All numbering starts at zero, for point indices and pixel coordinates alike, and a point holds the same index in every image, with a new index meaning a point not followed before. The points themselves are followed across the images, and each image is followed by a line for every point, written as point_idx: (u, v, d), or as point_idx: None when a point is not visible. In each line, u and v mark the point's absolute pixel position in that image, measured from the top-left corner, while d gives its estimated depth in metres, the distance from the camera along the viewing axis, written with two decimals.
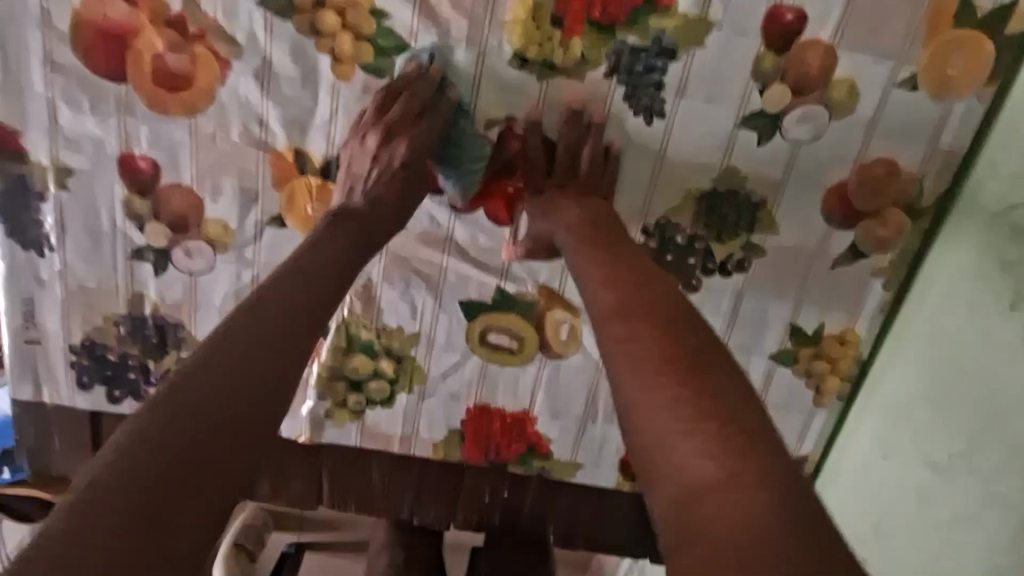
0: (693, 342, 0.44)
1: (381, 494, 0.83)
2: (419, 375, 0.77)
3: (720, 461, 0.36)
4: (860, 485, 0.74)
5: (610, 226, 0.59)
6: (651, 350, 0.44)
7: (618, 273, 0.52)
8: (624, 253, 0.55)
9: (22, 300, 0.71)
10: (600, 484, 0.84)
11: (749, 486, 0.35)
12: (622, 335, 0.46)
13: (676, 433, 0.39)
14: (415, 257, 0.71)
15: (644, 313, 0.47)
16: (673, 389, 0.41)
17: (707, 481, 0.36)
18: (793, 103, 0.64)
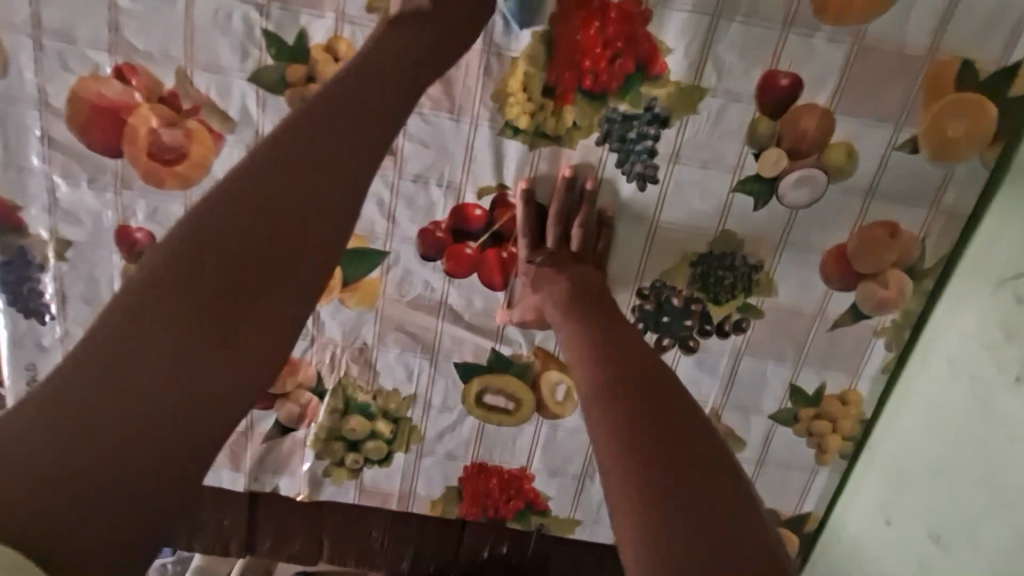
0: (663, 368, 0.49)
1: (382, 552, 0.84)
2: (416, 436, 0.77)
3: (690, 470, 0.41)
4: (863, 548, 0.72)
5: (600, 296, 0.59)
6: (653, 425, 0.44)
7: (616, 341, 0.52)
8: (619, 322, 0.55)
9: (25, 366, 0.72)
10: (599, 540, 0.83)
11: (715, 494, 0.40)
12: (624, 400, 0.45)
13: (651, 432, 0.43)
14: (410, 322, 0.71)
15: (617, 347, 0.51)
16: (650, 403, 0.45)
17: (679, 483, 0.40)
18: (790, 168, 0.62)
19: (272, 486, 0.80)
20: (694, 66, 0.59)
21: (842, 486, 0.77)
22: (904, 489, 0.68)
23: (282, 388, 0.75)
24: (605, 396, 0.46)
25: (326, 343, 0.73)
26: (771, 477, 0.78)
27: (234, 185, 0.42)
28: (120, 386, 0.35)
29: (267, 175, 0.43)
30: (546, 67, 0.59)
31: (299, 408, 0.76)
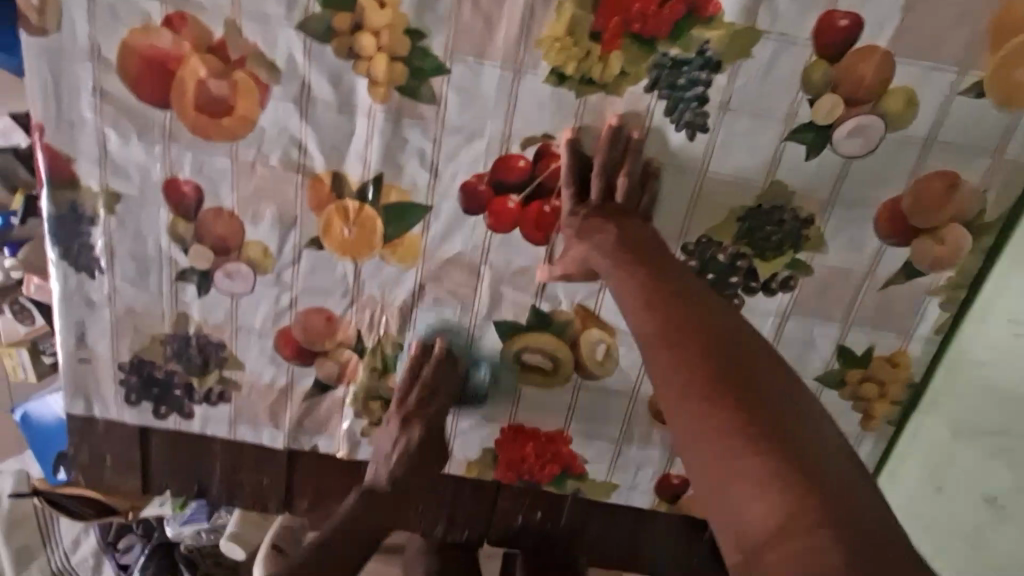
0: (744, 364, 0.45)
1: (415, 515, 0.84)
2: (454, 396, 0.77)
3: (778, 501, 0.38)
4: (908, 511, 0.72)
5: (654, 249, 0.57)
6: (702, 393, 0.44)
7: (663, 299, 0.51)
8: (667, 274, 0.53)
9: (75, 321, 0.74)
10: (634, 506, 0.83)
11: (807, 527, 0.37)
12: (671, 372, 0.46)
13: (731, 460, 0.41)
14: (449, 280, 0.71)
15: (693, 336, 0.47)
16: (729, 422, 0.42)
17: (764, 520, 0.38)
18: (845, 115, 0.60)
19: (311, 444, 0.81)
20: (750, 7, 0.57)
21: (889, 451, 0.75)
22: (957, 454, 0.67)
23: (322, 347, 0.75)
24: (656, 370, 0.47)
25: (365, 302, 0.72)
26: None
27: None
28: None
29: None
30: (595, 12, 0.58)
31: (338, 366, 0.76)
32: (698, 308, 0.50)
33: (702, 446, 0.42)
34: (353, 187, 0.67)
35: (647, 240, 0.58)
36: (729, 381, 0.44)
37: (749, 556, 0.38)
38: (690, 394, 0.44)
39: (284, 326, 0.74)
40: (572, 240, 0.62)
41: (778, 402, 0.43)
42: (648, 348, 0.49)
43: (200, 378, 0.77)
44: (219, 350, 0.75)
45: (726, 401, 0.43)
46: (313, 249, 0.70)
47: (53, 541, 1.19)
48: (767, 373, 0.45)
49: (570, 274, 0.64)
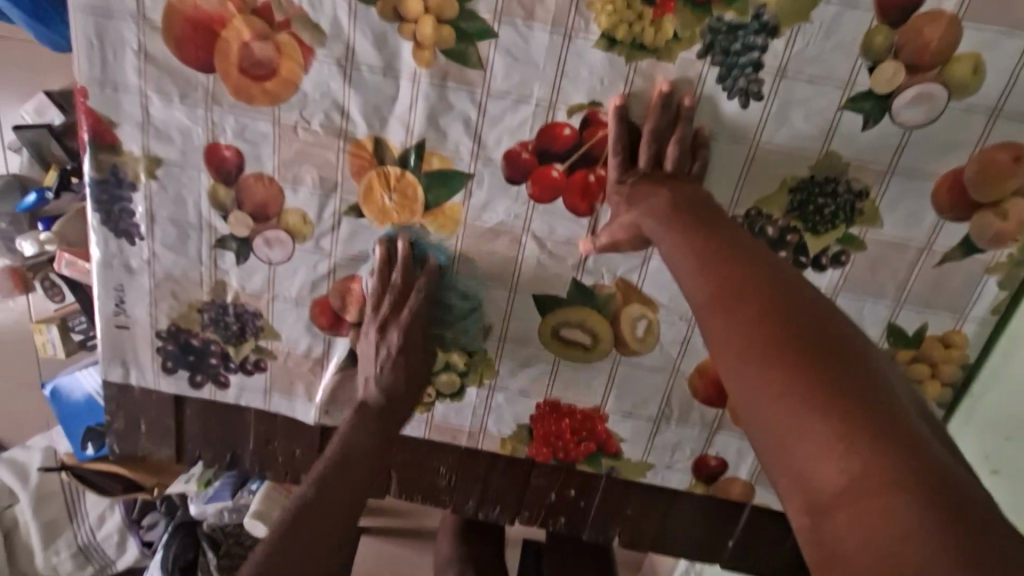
0: (805, 321, 0.43)
1: (447, 491, 0.84)
2: (490, 370, 0.76)
3: (847, 460, 0.36)
4: None
5: (705, 212, 0.54)
6: (761, 353, 0.42)
7: (715, 260, 0.49)
8: (719, 236, 0.51)
9: (113, 287, 0.74)
10: (669, 487, 0.81)
11: (880, 485, 0.35)
12: (728, 334, 0.44)
13: (794, 420, 0.39)
14: (489, 251, 0.70)
15: (749, 296, 0.45)
16: (790, 380, 0.40)
17: (833, 480, 0.36)
18: (906, 83, 0.58)
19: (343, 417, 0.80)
20: None
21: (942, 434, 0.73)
22: (1016, 436, 0.64)
23: (359, 318, 0.74)
24: (711, 334, 0.46)
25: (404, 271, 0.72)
26: None
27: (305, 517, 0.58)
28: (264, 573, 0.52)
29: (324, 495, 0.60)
30: None
31: None
32: (752, 265, 0.47)
33: (764, 407, 0.40)
34: (395, 154, 0.66)
35: (696, 202, 0.56)
36: (791, 337, 0.42)
37: (820, 517, 0.37)
38: (748, 355, 0.42)
39: (321, 295, 0.73)
40: (620, 211, 0.60)
41: (844, 359, 0.41)
42: (701, 311, 0.47)
43: (236, 346, 0.77)
44: (255, 319, 0.75)
45: (787, 359, 0.41)
46: (352, 217, 0.69)
47: (79, 517, 1.22)
48: (831, 330, 0.43)
49: (617, 244, 0.63)
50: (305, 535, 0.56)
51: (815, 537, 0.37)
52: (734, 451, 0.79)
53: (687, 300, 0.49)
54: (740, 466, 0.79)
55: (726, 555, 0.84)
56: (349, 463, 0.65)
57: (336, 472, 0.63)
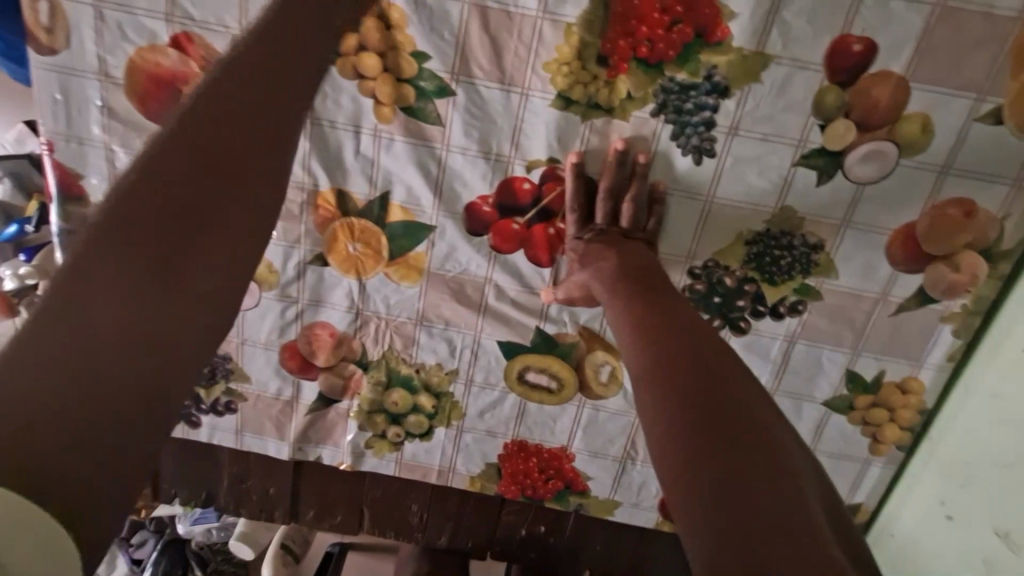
0: (732, 383, 0.44)
1: (420, 527, 0.86)
2: (457, 412, 0.77)
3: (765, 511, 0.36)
4: (916, 539, 0.71)
5: (650, 275, 0.57)
6: (690, 404, 0.42)
7: (660, 334, 0.49)
8: (660, 300, 0.53)
9: None
10: (637, 525, 0.82)
11: (792, 536, 0.35)
12: (664, 406, 0.43)
13: (718, 464, 0.38)
14: (455, 298, 0.70)
15: (681, 355, 0.46)
16: (716, 430, 0.40)
17: (750, 523, 0.35)
18: (857, 142, 0.59)
19: (315, 455, 0.81)
20: (760, 31, 0.55)
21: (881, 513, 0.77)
22: (970, 483, 0.65)
23: (328, 362, 0.75)
24: (646, 403, 0.44)
25: (369, 317, 0.72)
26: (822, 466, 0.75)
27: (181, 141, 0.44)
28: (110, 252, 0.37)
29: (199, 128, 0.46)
30: (602, 35, 0.57)
31: (342, 380, 0.76)
32: (694, 345, 0.47)
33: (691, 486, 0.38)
34: (359, 204, 0.66)
35: (643, 272, 0.56)
36: (716, 391, 0.43)
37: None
38: (682, 432, 0.41)
39: (290, 340, 0.74)
40: (575, 267, 0.61)
41: (761, 422, 0.42)
42: (641, 381, 0.46)
43: (207, 389, 0.78)
44: (226, 363, 0.76)
45: (712, 413, 0.41)
46: (318, 264, 0.70)
47: None
48: (753, 396, 0.44)
49: (574, 300, 0.65)
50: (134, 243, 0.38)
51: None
52: None
53: (627, 366, 0.48)
54: None
55: None
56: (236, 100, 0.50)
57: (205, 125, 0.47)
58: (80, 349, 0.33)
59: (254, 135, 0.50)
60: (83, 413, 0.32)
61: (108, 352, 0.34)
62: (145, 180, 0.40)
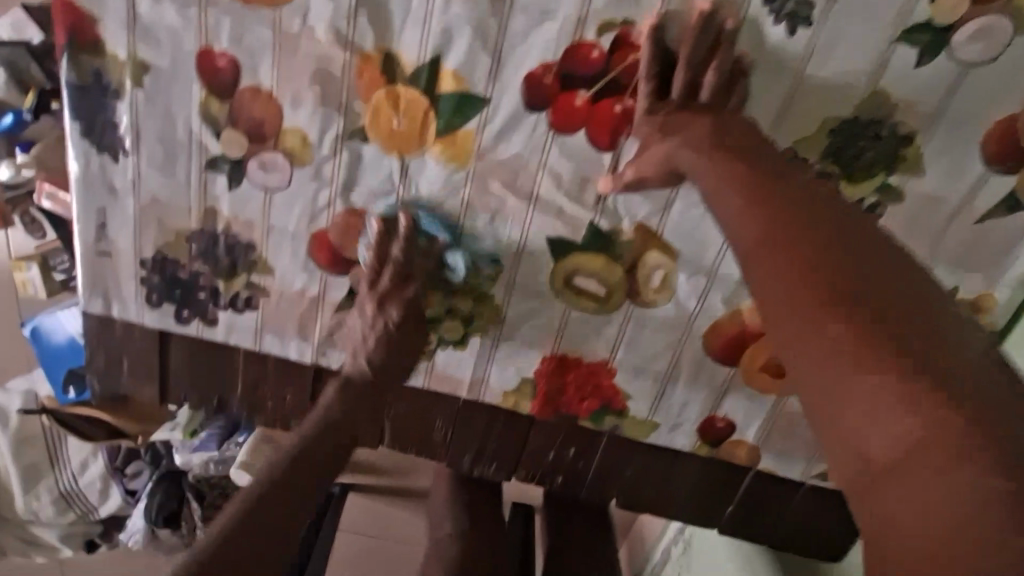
0: (855, 251, 0.42)
1: (443, 446, 0.81)
2: (495, 318, 0.72)
3: (894, 386, 0.35)
4: None
5: (744, 138, 0.51)
6: (809, 284, 0.41)
7: (760, 203, 0.46)
8: (768, 165, 0.48)
9: (94, 209, 0.69)
10: (674, 447, 0.78)
11: (927, 408, 0.34)
12: (773, 286, 0.42)
13: (841, 348, 0.38)
14: (505, 186, 0.65)
15: (798, 226, 0.44)
16: (838, 309, 0.39)
17: (876, 401, 0.36)
18: (968, 15, 0.53)
19: (339, 361, 0.76)
20: None
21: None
22: None
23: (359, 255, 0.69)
24: (754, 284, 0.44)
25: (409, 206, 0.67)
26: None
27: (325, 435, 0.68)
28: (252, 512, 0.58)
29: (308, 453, 0.66)
30: None
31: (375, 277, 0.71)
32: (800, 212, 0.44)
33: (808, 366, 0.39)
34: (407, 71, 0.60)
35: (736, 132, 0.51)
36: (839, 266, 0.41)
37: (869, 485, 0.35)
38: (797, 311, 0.41)
39: (320, 229, 0.68)
40: (654, 139, 0.56)
41: (893, 289, 0.40)
42: (747, 258, 0.45)
43: (226, 281, 0.72)
44: (248, 253, 0.70)
45: (835, 291, 0.40)
46: (356, 141, 0.64)
47: (61, 464, 1.39)
48: (880, 259, 0.42)
49: (644, 179, 0.58)
50: (273, 503, 0.60)
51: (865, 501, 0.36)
52: (744, 413, 0.74)
53: (727, 241, 0.47)
54: (750, 430, 0.75)
55: (723, 520, 0.82)
56: (353, 390, 0.71)
57: (326, 431, 0.68)
58: (250, 531, 0.57)
59: (329, 451, 0.68)
60: (243, 551, 0.56)
61: (268, 522, 0.59)
62: (273, 491, 0.61)
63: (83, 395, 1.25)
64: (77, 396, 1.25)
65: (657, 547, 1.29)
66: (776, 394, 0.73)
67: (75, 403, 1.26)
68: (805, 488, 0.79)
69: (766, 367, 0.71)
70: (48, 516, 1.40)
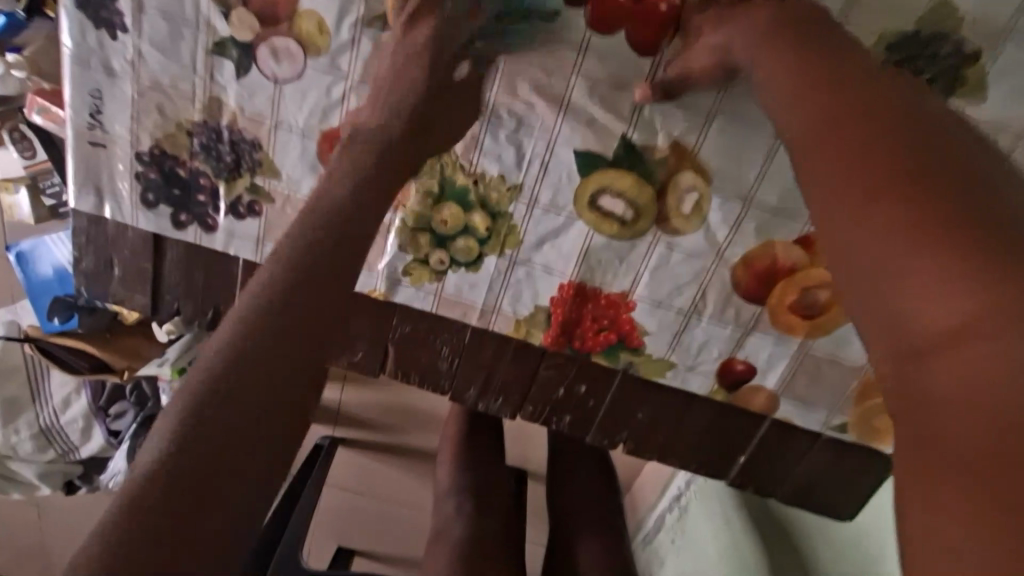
0: (931, 139, 0.38)
1: (448, 376, 0.78)
2: (513, 239, 0.68)
3: (966, 271, 0.33)
4: None
5: (811, 28, 0.47)
6: (874, 173, 0.38)
7: (812, 92, 0.43)
8: (838, 57, 0.45)
9: (89, 93, 0.64)
10: (688, 390, 0.76)
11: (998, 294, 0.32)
12: (823, 176, 0.41)
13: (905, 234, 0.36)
14: (534, 90, 0.61)
15: (868, 115, 0.40)
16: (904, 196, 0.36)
17: (941, 289, 0.33)
18: None
19: None
20: None
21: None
22: None
23: None
24: (802, 179, 0.43)
25: None
26: None
27: None
28: None
29: None
30: None
31: None
32: (858, 97, 0.42)
33: (855, 251, 0.38)
34: None
35: (802, 24, 0.47)
36: (911, 153, 0.38)
37: (911, 362, 0.34)
38: (862, 203, 0.38)
39: (331, 127, 0.64)
40: (707, 28, 0.53)
41: (975, 176, 0.36)
42: (796, 152, 0.43)
43: (228, 182, 0.67)
44: (253, 151, 0.66)
45: (904, 178, 0.37)
46: (377, 30, 0.59)
47: (44, 397, 1.34)
48: (962, 148, 0.38)
49: (691, 75, 0.55)
50: None
51: (904, 380, 0.35)
52: (766, 357, 0.72)
53: (782, 141, 0.45)
54: (769, 375, 0.73)
55: (728, 468, 0.81)
56: None
57: None
58: None
59: None
60: None
61: None
62: None
63: (68, 325, 1.21)
64: (60, 325, 1.20)
65: (650, 515, 1.27)
66: (801, 337, 0.70)
67: (58, 333, 1.21)
68: (820, 441, 0.77)
69: (793, 306, 0.68)
70: (26, 452, 1.35)
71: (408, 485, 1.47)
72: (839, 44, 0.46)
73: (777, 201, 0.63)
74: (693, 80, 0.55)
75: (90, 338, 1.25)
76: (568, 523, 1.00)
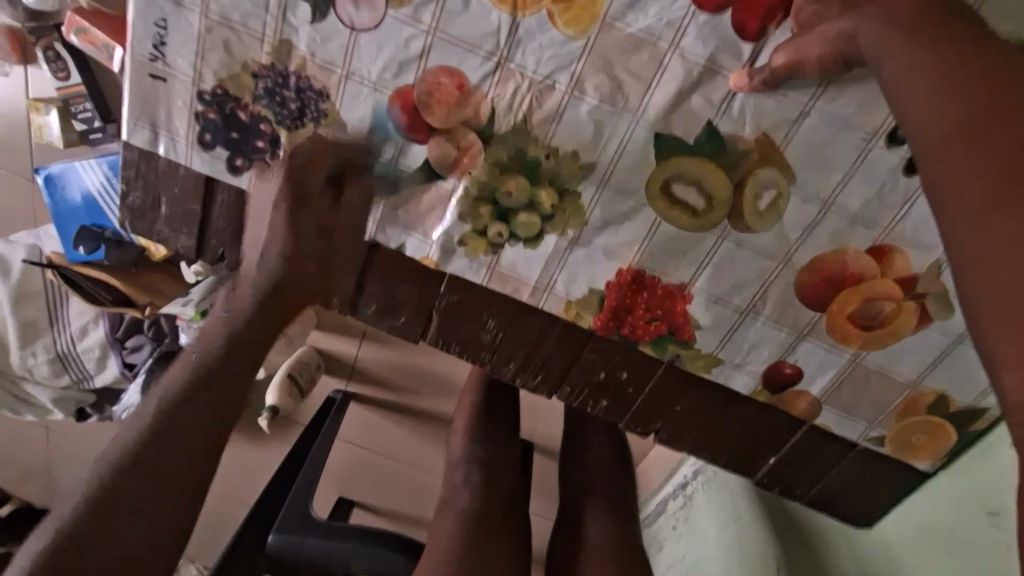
0: None
1: (489, 349, 0.77)
2: (578, 219, 0.66)
3: None
4: (952, 489, 0.76)
5: (947, 23, 0.46)
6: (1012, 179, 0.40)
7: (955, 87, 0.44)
8: (983, 51, 0.45)
9: (155, 21, 0.61)
10: (731, 387, 0.75)
11: None
12: (954, 180, 0.43)
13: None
14: (624, 65, 0.58)
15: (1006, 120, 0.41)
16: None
17: None
18: None
19: (398, 243, 0.70)
20: None
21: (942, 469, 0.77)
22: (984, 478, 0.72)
23: (443, 121, 0.62)
24: (933, 186, 0.44)
25: (511, 73, 0.60)
26: (953, 369, 0.68)
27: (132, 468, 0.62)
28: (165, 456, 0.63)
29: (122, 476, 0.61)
30: None
31: (455, 152, 0.64)
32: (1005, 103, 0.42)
33: (983, 240, 0.40)
34: None
35: (938, 19, 0.47)
36: None
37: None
38: (990, 207, 0.40)
39: (404, 85, 0.61)
40: (830, 14, 0.51)
41: None
42: (926, 151, 0.45)
43: (290, 131, 0.65)
44: (319, 101, 0.63)
45: None
46: None
47: (61, 324, 1.34)
48: None
49: (802, 63, 0.53)
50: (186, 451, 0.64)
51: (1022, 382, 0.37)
52: (816, 363, 0.71)
53: (911, 142, 0.46)
54: (817, 382, 0.72)
55: (758, 468, 0.81)
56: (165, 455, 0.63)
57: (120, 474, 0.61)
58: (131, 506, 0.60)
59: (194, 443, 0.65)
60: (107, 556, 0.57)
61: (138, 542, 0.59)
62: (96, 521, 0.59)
63: (94, 255, 1.20)
64: (87, 254, 1.20)
65: (652, 499, 1.28)
66: (855, 348, 0.69)
67: (83, 262, 1.21)
68: (853, 451, 0.77)
69: (853, 315, 0.67)
70: (42, 375, 1.35)
71: (420, 449, 1.49)
72: (981, 37, 0.45)
73: (858, 207, 0.61)
74: (802, 68, 0.53)
75: (113, 270, 1.23)
76: (579, 503, 1.00)
